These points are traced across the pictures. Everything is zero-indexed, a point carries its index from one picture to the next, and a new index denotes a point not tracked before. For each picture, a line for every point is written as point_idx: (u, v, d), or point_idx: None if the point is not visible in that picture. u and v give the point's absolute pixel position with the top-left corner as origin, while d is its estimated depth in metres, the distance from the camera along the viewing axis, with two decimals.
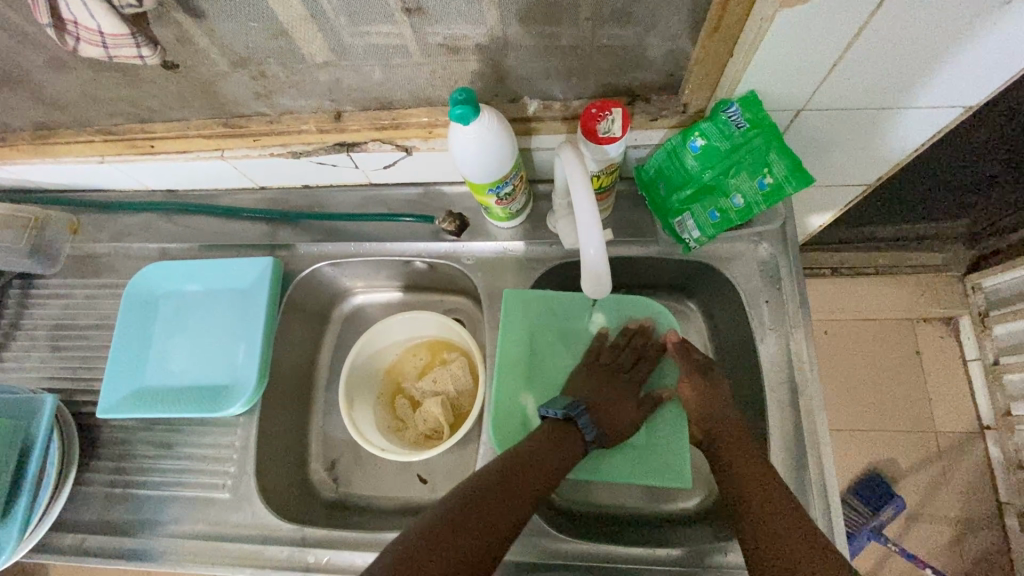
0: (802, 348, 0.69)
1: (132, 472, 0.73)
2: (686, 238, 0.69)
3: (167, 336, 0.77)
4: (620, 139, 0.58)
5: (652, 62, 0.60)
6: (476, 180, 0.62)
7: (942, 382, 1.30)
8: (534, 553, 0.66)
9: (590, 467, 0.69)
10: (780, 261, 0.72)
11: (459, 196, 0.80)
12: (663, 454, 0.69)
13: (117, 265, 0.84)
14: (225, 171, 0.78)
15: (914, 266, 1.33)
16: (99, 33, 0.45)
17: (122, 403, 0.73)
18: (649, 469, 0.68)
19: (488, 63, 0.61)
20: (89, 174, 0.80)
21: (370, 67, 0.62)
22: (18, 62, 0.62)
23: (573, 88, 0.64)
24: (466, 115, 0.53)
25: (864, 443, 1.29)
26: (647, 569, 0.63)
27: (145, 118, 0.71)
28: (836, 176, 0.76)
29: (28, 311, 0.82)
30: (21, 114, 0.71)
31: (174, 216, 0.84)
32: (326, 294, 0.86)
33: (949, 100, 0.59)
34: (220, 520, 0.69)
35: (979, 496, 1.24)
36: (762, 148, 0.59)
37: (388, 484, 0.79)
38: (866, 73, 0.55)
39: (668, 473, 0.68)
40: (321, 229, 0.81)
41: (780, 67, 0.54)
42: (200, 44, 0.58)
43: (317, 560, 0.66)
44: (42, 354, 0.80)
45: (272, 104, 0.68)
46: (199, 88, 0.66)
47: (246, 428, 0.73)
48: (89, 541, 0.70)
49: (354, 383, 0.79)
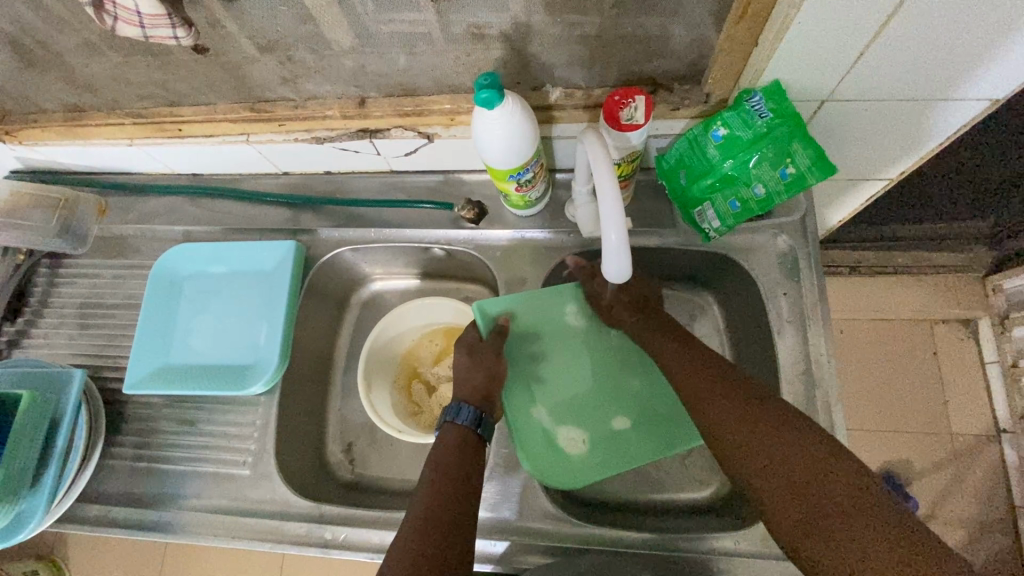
0: (819, 341, 0.69)
1: (155, 447, 0.75)
2: (705, 227, 0.69)
3: (191, 316, 0.79)
4: (643, 126, 0.59)
5: (675, 51, 0.60)
6: (497, 166, 0.63)
7: (960, 384, 1.29)
8: (539, 537, 0.67)
9: (617, 457, 0.71)
10: (799, 253, 0.72)
11: (479, 184, 0.81)
12: (675, 424, 0.72)
13: (143, 247, 0.86)
14: (250, 155, 0.79)
15: (935, 266, 1.32)
16: (136, 12, 0.47)
17: (147, 380, 0.75)
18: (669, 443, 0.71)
19: (511, 50, 0.62)
20: (118, 156, 0.82)
21: (396, 54, 0.63)
22: (53, 44, 0.64)
23: (595, 76, 0.65)
24: (491, 100, 0.53)
25: (877, 442, 1.28)
26: (654, 554, 0.64)
27: (174, 101, 0.73)
28: (858, 169, 0.75)
29: (57, 289, 0.85)
30: (54, 96, 0.73)
31: (198, 199, 0.85)
32: (346, 279, 0.87)
33: (975, 92, 0.58)
34: (241, 495, 0.71)
35: (995, 500, 1.22)
36: (785, 138, 0.58)
37: (403, 466, 0.80)
38: (892, 63, 0.54)
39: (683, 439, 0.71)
40: (342, 214, 0.82)
41: (806, 56, 0.54)
42: (230, 28, 0.59)
43: (334, 537, 0.68)
44: (71, 331, 0.82)
45: (298, 89, 0.69)
46: (227, 72, 0.67)
47: (266, 407, 0.75)
48: (114, 513, 0.73)
49: (373, 365, 0.80)
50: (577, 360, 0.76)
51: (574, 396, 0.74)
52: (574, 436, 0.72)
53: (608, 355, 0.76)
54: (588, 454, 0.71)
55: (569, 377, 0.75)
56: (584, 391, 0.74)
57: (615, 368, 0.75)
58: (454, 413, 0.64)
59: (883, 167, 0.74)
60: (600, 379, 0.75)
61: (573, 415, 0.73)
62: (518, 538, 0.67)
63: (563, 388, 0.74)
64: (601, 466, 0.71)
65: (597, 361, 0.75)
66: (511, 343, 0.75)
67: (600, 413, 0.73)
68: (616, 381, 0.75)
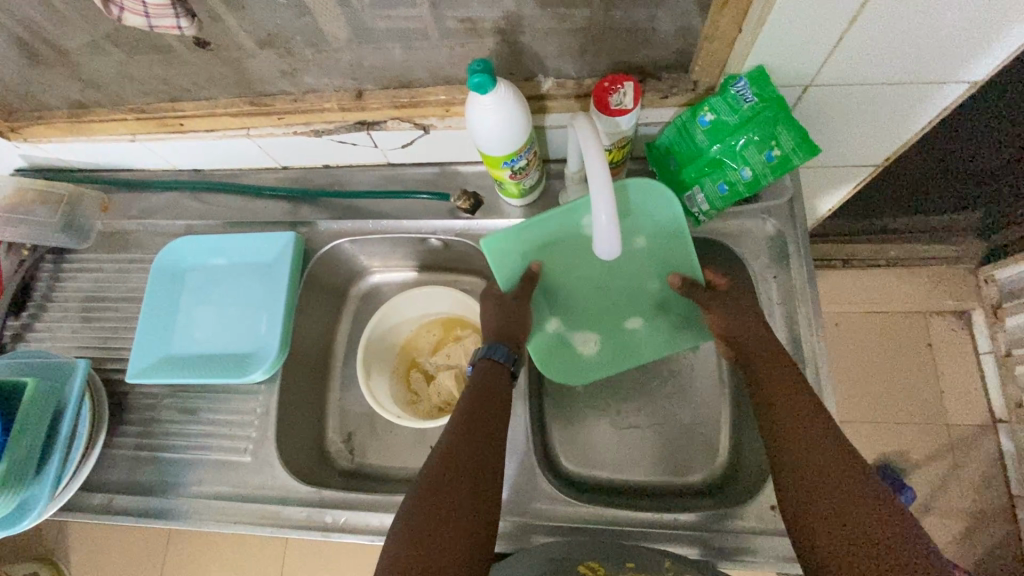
0: (809, 322, 0.70)
1: (158, 436, 0.76)
2: (696, 211, 0.71)
3: (192, 307, 0.80)
4: (631, 111, 0.60)
5: (663, 40, 0.62)
6: (492, 153, 0.64)
7: (955, 374, 1.30)
8: (541, 517, 0.68)
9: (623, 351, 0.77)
10: (787, 237, 0.73)
11: (474, 175, 0.83)
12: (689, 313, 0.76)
13: (145, 241, 0.87)
14: (250, 150, 0.81)
15: (927, 258, 1.34)
16: (142, 3, 0.48)
17: (149, 369, 0.76)
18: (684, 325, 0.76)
19: (504, 41, 0.63)
20: (120, 152, 0.84)
21: (391, 46, 0.65)
22: (59, 40, 0.65)
23: (586, 66, 0.66)
24: (484, 84, 0.55)
25: (874, 433, 1.29)
26: (654, 534, 0.65)
27: (176, 97, 0.75)
28: (843, 155, 0.77)
29: (60, 283, 0.86)
30: (59, 92, 0.75)
31: (199, 194, 0.87)
32: (345, 271, 0.89)
33: (954, 75, 0.60)
34: (242, 482, 0.72)
35: (992, 490, 1.23)
36: (770, 122, 0.60)
37: (402, 454, 0.81)
38: (870, 47, 0.56)
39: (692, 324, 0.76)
40: (340, 207, 0.84)
41: (788, 41, 0.56)
42: (231, 22, 0.61)
43: (334, 520, 0.69)
44: (73, 324, 0.83)
45: (297, 83, 0.71)
46: (229, 66, 0.69)
47: (267, 396, 0.76)
48: (117, 501, 0.73)
49: (372, 354, 0.82)
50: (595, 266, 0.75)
51: (593, 301, 0.78)
52: (588, 338, 0.78)
53: (632, 262, 0.75)
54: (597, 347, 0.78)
55: (587, 285, 0.77)
56: (602, 296, 0.77)
57: (636, 272, 0.76)
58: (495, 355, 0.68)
59: (869, 152, 0.76)
60: (619, 285, 0.77)
61: (585, 318, 0.78)
62: (516, 518, 0.68)
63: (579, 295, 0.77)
64: (607, 366, 0.77)
65: (619, 268, 0.75)
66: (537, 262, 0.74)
67: (616, 314, 0.78)
68: (635, 283, 0.76)
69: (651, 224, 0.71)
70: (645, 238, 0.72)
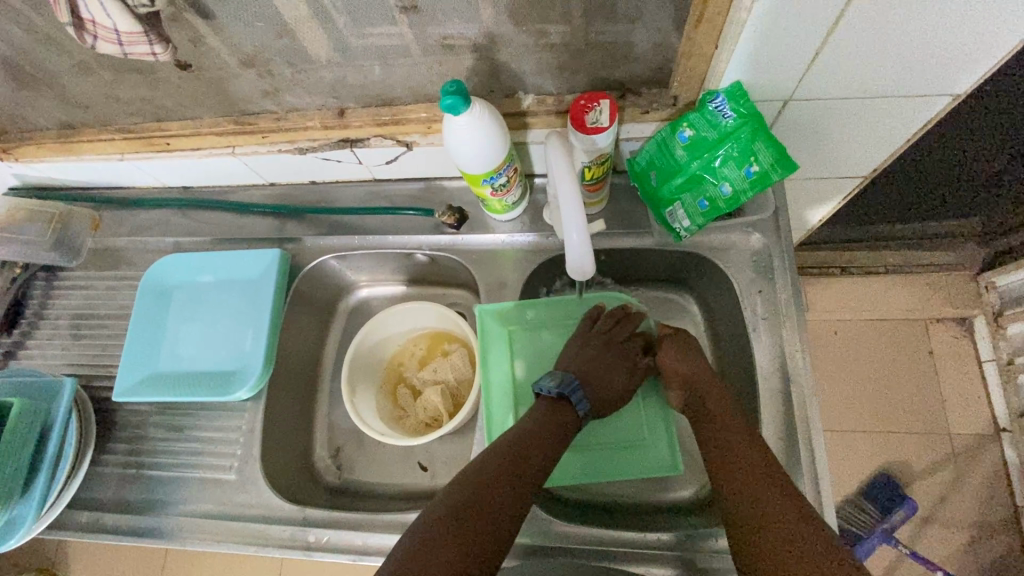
0: (794, 336, 0.70)
1: (145, 454, 0.77)
2: (676, 227, 0.70)
3: (179, 324, 0.81)
4: (608, 129, 0.60)
5: (640, 56, 0.62)
6: (471, 172, 0.64)
7: (957, 383, 1.27)
8: (530, 536, 0.67)
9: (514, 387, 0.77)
10: (772, 251, 0.73)
11: (459, 190, 0.83)
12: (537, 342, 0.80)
13: (135, 258, 0.88)
14: (236, 167, 0.82)
15: (927, 266, 1.30)
16: (115, 31, 0.49)
17: (136, 387, 0.77)
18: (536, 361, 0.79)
19: (482, 61, 0.64)
20: (110, 171, 0.84)
21: (371, 66, 0.65)
22: (45, 64, 0.66)
23: (565, 83, 0.66)
24: (457, 106, 0.55)
25: (874, 443, 1.26)
26: (638, 553, 0.65)
27: (162, 116, 0.75)
28: (829, 168, 0.76)
29: (51, 300, 0.87)
30: (49, 113, 0.76)
31: (189, 211, 0.88)
32: (333, 286, 0.89)
33: (936, 89, 0.59)
34: (226, 500, 0.72)
35: (995, 501, 1.20)
36: (749, 138, 0.60)
37: (388, 470, 0.81)
38: (846, 63, 0.56)
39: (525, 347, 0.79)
40: (327, 222, 0.84)
41: (762, 60, 0.56)
42: (212, 44, 0.62)
43: (317, 539, 0.69)
44: (64, 341, 0.84)
45: (279, 101, 0.71)
46: (212, 86, 0.69)
47: (253, 413, 0.76)
48: (103, 519, 0.74)
49: (357, 370, 0.82)
50: None
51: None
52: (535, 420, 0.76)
53: None
54: (581, 459, 0.74)
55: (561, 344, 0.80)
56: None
57: (629, 419, 0.76)
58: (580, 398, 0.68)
59: (856, 164, 0.75)
60: (616, 419, 0.76)
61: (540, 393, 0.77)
62: None
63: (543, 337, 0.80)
64: (584, 474, 0.73)
65: (618, 402, 0.76)
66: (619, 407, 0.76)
67: (607, 461, 0.74)
68: (628, 436, 0.75)
69: None
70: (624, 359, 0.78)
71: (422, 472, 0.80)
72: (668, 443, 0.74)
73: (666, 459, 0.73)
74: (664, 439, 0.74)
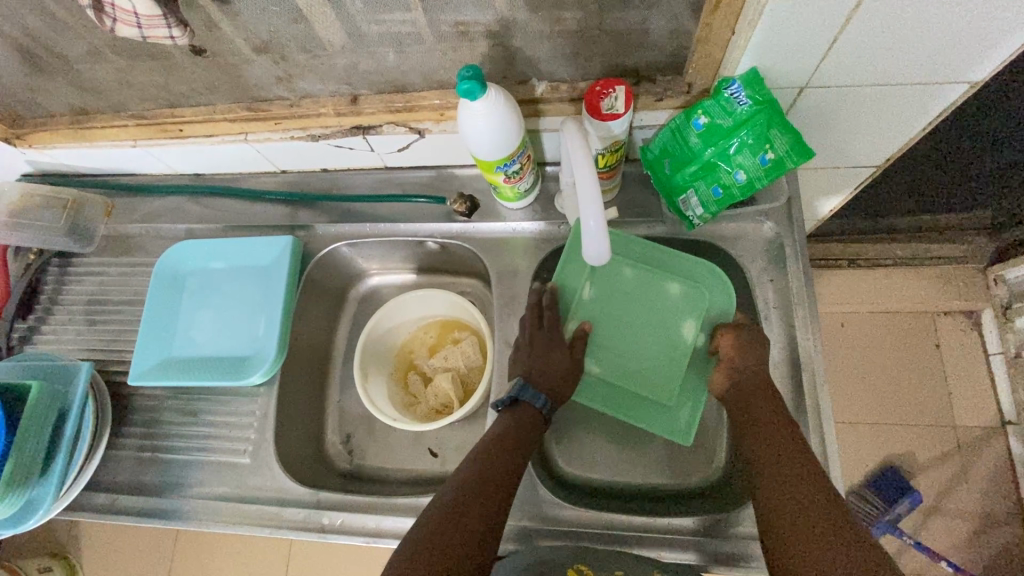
0: (806, 325, 0.70)
1: (161, 438, 0.78)
2: (690, 215, 0.71)
3: (192, 310, 0.82)
4: (624, 115, 0.60)
5: (656, 42, 0.62)
6: (485, 158, 0.64)
7: (964, 375, 1.27)
8: (541, 518, 0.68)
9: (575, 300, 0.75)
10: (785, 240, 0.73)
11: (471, 178, 0.83)
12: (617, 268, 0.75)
13: (148, 245, 0.89)
14: (249, 154, 0.82)
15: (936, 257, 1.29)
16: (135, 14, 0.49)
17: (150, 372, 0.78)
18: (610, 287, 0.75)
19: (497, 47, 0.63)
20: (123, 158, 0.85)
21: (385, 52, 0.65)
22: (60, 50, 0.66)
23: (579, 69, 0.66)
24: (474, 91, 0.55)
25: (881, 435, 1.26)
26: (651, 537, 0.66)
27: (175, 103, 0.75)
28: (841, 157, 0.76)
29: (65, 286, 0.88)
30: (62, 99, 0.76)
31: (201, 199, 0.88)
32: (344, 274, 0.90)
33: (953, 77, 0.59)
34: (241, 483, 0.73)
35: (1001, 493, 1.21)
36: (764, 125, 0.60)
37: (401, 455, 0.82)
38: (863, 50, 0.56)
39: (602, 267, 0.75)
40: (339, 210, 0.84)
41: (779, 46, 0.56)
42: (226, 29, 0.61)
43: (330, 522, 0.70)
44: (78, 327, 0.85)
45: (292, 88, 0.71)
46: (225, 72, 0.69)
47: (267, 397, 0.77)
48: (121, 501, 0.75)
49: (369, 356, 0.82)
50: (658, 343, 0.73)
51: (617, 335, 0.75)
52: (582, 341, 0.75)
53: (668, 325, 0.74)
54: (605, 394, 0.74)
55: (638, 286, 0.75)
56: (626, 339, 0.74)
57: (668, 377, 0.73)
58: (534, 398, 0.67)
59: (869, 153, 0.75)
60: (658, 371, 0.73)
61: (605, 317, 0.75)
62: (513, 520, 0.69)
63: (626, 270, 0.75)
64: (601, 404, 0.73)
65: (663, 360, 0.73)
66: (661, 371, 0.73)
67: (636, 405, 0.73)
68: (662, 393, 0.73)
69: (689, 305, 0.73)
70: (694, 325, 0.73)
71: (433, 458, 0.80)
72: (690, 417, 0.71)
73: (681, 426, 0.71)
74: (689, 408, 0.72)
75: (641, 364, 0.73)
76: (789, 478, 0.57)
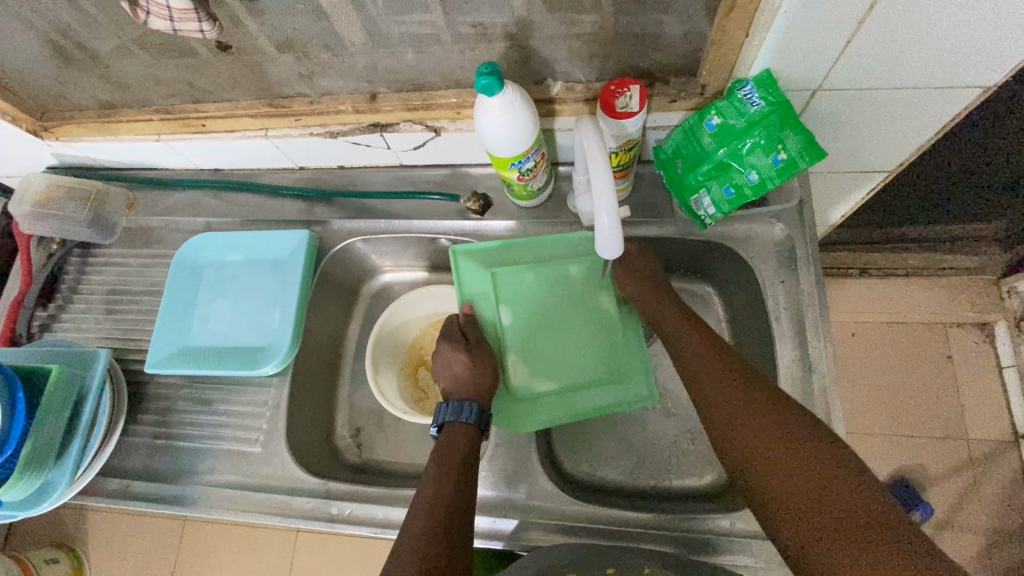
0: (816, 328, 0.70)
1: (174, 425, 0.79)
2: (702, 215, 0.71)
3: (208, 301, 0.83)
4: (638, 114, 0.61)
5: (670, 44, 0.63)
6: (500, 154, 0.65)
7: (977, 388, 1.26)
8: (540, 514, 0.69)
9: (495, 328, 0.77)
10: (796, 242, 0.73)
11: (485, 177, 0.84)
12: (526, 285, 0.78)
13: (167, 238, 0.91)
14: (269, 150, 0.84)
15: (953, 268, 1.29)
16: (167, 7, 0.51)
17: (166, 361, 0.79)
18: (524, 300, 0.78)
19: (514, 47, 0.64)
20: (145, 152, 0.87)
21: (405, 51, 0.66)
22: (90, 46, 0.68)
23: (594, 70, 0.67)
24: (491, 86, 0.56)
25: (892, 445, 1.25)
26: (647, 535, 0.66)
27: (199, 98, 0.77)
28: (853, 162, 0.77)
29: (86, 276, 0.90)
30: (90, 93, 0.78)
31: (220, 193, 0.90)
32: (358, 270, 0.91)
33: (965, 81, 0.59)
34: (252, 472, 0.74)
35: (1014, 509, 1.19)
36: (777, 125, 0.61)
37: (409, 450, 0.82)
38: (876, 53, 0.56)
39: (514, 288, 0.78)
40: (355, 206, 0.86)
41: (793, 47, 0.57)
42: (250, 27, 0.63)
43: (339, 512, 0.70)
44: (97, 316, 0.87)
45: (313, 85, 0.73)
46: (249, 69, 0.71)
47: (279, 388, 0.78)
48: (134, 486, 0.76)
49: (380, 350, 0.83)
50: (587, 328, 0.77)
51: (554, 346, 0.76)
52: (519, 367, 0.76)
53: (590, 311, 0.78)
54: (561, 399, 0.74)
55: (545, 287, 0.78)
56: (560, 340, 0.77)
57: (611, 354, 0.76)
58: (455, 410, 0.67)
59: (881, 158, 0.75)
60: (599, 357, 0.76)
61: (530, 335, 0.77)
62: (519, 515, 0.69)
63: (528, 278, 0.78)
64: (568, 415, 0.73)
65: (601, 343, 0.76)
66: (603, 349, 0.76)
67: (590, 398, 0.74)
68: (609, 372, 0.75)
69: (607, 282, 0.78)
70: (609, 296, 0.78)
71: None
72: (645, 375, 0.75)
73: (642, 392, 0.75)
74: (637, 366, 0.76)
75: (583, 359, 0.76)
76: (769, 445, 0.56)
